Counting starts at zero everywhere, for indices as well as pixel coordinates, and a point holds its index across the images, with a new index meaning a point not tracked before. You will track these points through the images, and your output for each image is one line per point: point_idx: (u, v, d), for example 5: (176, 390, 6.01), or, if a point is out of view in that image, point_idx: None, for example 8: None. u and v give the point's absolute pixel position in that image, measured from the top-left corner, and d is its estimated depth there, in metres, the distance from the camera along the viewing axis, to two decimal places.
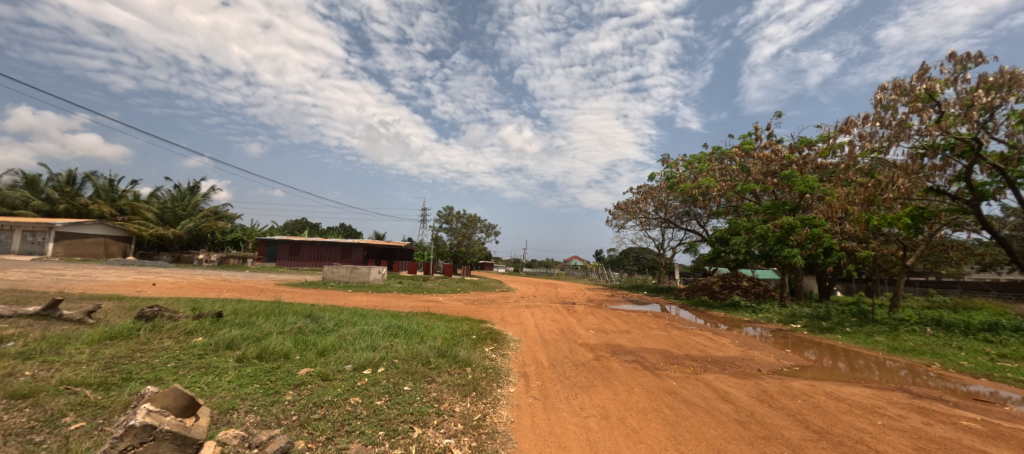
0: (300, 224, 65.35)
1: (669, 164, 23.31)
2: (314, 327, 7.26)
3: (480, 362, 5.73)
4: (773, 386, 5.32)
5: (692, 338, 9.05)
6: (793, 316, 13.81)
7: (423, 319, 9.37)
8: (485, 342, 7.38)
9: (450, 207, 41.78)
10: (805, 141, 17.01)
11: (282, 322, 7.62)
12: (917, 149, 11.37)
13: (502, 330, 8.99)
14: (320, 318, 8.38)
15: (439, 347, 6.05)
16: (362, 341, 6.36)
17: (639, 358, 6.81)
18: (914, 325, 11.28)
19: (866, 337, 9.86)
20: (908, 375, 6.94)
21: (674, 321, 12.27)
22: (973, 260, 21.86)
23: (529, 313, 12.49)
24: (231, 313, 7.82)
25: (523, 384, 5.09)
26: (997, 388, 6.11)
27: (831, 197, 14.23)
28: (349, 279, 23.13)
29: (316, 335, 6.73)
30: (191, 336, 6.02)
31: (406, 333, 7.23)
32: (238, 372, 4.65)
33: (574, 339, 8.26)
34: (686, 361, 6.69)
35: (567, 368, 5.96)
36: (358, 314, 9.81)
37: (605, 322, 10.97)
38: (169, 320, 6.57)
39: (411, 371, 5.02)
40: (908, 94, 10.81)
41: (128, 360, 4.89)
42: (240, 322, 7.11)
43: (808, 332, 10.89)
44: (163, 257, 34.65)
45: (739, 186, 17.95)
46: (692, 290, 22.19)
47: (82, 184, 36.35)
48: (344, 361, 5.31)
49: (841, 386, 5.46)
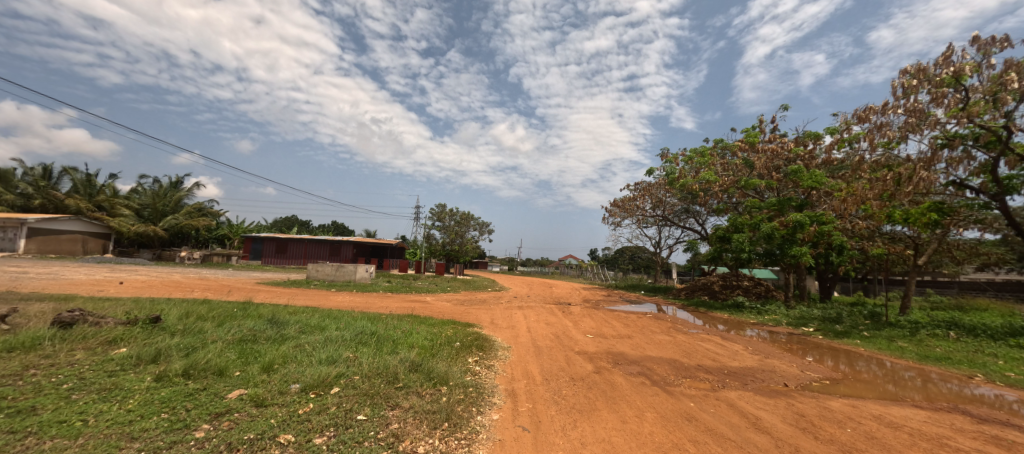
0: (290, 221, 63.76)
1: (669, 159, 22.52)
2: (269, 334, 6.25)
3: (459, 378, 4.77)
4: (810, 409, 4.44)
5: (701, 344, 8.16)
6: (802, 318, 13.03)
7: (401, 323, 8.37)
8: (468, 350, 6.42)
9: (442, 204, 40.86)
10: (811, 135, 16.35)
11: (237, 328, 6.64)
12: (938, 139, 10.61)
13: (490, 336, 8.05)
14: (282, 322, 7.38)
15: (411, 358, 5.08)
16: (321, 351, 5.37)
17: (646, 370, 5.91)
18: (934, 328, 10.54)
19: (889, 342, 9.02)
20: (932, 381, 6.29)
21: (677, 324, 11.39)
22: (976, 260, 21.30)
23: (521, 315, 11.57)
24: (177, 318, 6.81)
25: (510, 408, 4.15)
26: (1000, 391, 5.80)
27: (844, 191, 13.40)
28: (335, 277, 22.09)
29: (270, 344, 5.75)
30: (112, 347, 5.03)
31: (377, 341, 6.25)
32: (148, 397, 3.68)
33: (571, 346, 7.33)
34: (700, 374, 5.78)
35: (564, 385, 5.02)
36: (332, 317, 8.81)
37: (604, 326, 10.03)
38: (91, 327, 5.56)
39: (373, 394, 4.04)
40: (931, 80, 9.94)
41: (10, 380, 3.88)
42: (183, 329, 6.11)
43: (823, 336, 10.03)
44: (143, 254, 33.28)
45: (742, 180, 17.10)
46: (692, 290, 21.44)
47: (59, 178, 34.86)
48: (291, 379, 4.32)
49: (888, 407, 4.60)
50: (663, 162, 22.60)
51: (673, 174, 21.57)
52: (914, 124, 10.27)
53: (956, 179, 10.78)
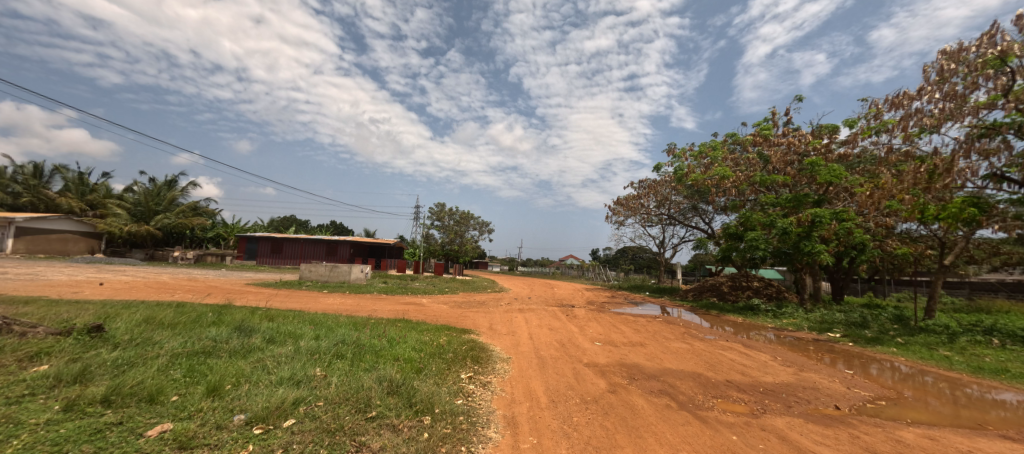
0: (287, 222, 63.24)
1: (677, 154, 21.69)
2: (231, 345, 5.40)
3: (448, 403, 3.90)
4: (882, 444, 3.60)
5: (722, 353, 7.32)
6: (824, 322, 12.15)
7: (389, 330, 7.51)
8: (461, 363, 5.59)
9: (441, 203, 40.09)
10: (828, 127, 15.67)
11: (196, 337, 5.81)
12: (976, 128, 9.79)
13: (488, 344, 7.19)
14: (252, 329, 6.52)
15: (390, 376, 4.21)
16: (285, 368, 4.50)
17: (667, 387, 5.07)
18: (972, 333, 9.71)
19: (930, 350, 8.15)
20: (993, 399, 5.49)
21: (691, 329, 10.57)
22: (995, 260, 20.44)
23: (521, 319, 10.72)
24: (126, 327, 5.96)
25: (509, 446, 3.29)
26: None
27: (872, 185, 12.46)
28: (329, 278, 21.25)
29: (228, 358, 4.90)
30: (33, 363, 4.20)
31: (356, 353, 5.41)
32: (39, 437, 2.82)
33: (578, 357, 6.48)
34: (733, 392, 4.92)
35: (574, 409, 4.19)
36: (314, 322, 7.97)
37: (612, 332, 9.21)
38: (15, 337, 4.72)
39: (335, 429, 3.16)
40: (970, 63, 9.06)
41: None
42: (130, 340, 5.27)
43: (853, 343, 9.17)
44: (135, 254, 32.40)
45: (757, 176, 16.29)
46: (700, 291, 20.64)
47: (49, 176, 33.80)
48: (237, 408, 3.47)
49: (974, 441, 3.77)
50: (671, 157, 21.78)
51: (681, 169, 20.80)
52: (953, 110, 9.34)
53: (995, 171, 9.90)
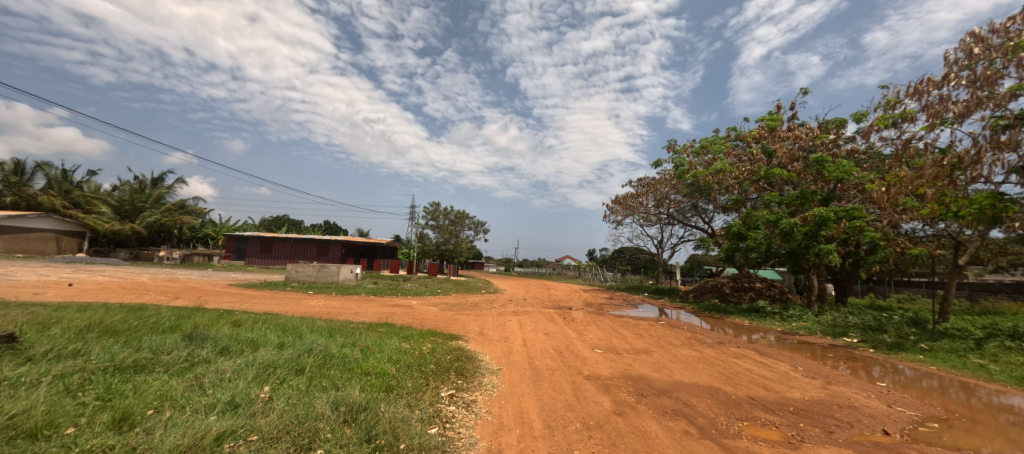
0: (279, 222, 62.38)
1: (678, 151, 21.06)
2: (172, 357, 4.61)
3: (419, 437, 3.10)
4: None
5: (737, 362, 6.62)
6: (838, 326, 11.44)
7: (367, 337, 6.72)
8: (444, 377, 4.83)
9: (435, 202, 39.31)
10: (836, 120, 15.07)
11: (134, 347, 4.99)
12: (999, 120, 9.21)
13: (476, 353, 6.41)
14: (205, 337, 5.70)
15: (350, 399, 3.46)
16: (225, 388, 3.71)
17: (682, 406, 4.33)
18: (999, 338, 9.03)
19: (961, 358, 7.44)
20: None
21: (697, 334, 9.87)
22: (1002, 260, 19.82)
23: (515, 323, 9.98)
24: (52, 337, 5.10)
25: None
26: None
27: (886, 181, 11.77)
28: (316, 278, 20.37)
29: (162, 374, 4.11)
30: None
31: (320, 366, 4.66)
32: None
33: (577, 368, 5.73)
34: (760, 413, 4.18)
35: (575, 438, 3.45)
36: (285, 328, 7.15)
37: (612, 337, 8.51)
38: None
39: None
40: (997, 48, 8.45)
41: None
42: (48, 352, 4.44)
43: (873, 350, 8.48)
44: (119, 254, 31.01)
45: (761, 171, 15.57)
46: (701, 293, 19.92)
47: (31, 173, 32.61)
48: (142, 446, 2.69)
49: None
50: (671, 153, 21.16)
51: (682, 166, 20.17)
52: (979, 98, 8.69)
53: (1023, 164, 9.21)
